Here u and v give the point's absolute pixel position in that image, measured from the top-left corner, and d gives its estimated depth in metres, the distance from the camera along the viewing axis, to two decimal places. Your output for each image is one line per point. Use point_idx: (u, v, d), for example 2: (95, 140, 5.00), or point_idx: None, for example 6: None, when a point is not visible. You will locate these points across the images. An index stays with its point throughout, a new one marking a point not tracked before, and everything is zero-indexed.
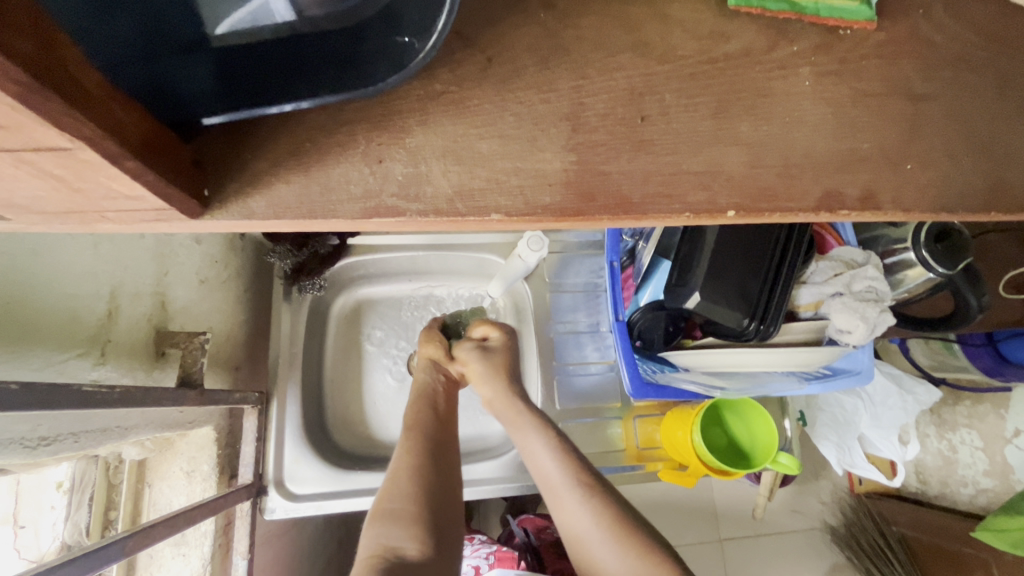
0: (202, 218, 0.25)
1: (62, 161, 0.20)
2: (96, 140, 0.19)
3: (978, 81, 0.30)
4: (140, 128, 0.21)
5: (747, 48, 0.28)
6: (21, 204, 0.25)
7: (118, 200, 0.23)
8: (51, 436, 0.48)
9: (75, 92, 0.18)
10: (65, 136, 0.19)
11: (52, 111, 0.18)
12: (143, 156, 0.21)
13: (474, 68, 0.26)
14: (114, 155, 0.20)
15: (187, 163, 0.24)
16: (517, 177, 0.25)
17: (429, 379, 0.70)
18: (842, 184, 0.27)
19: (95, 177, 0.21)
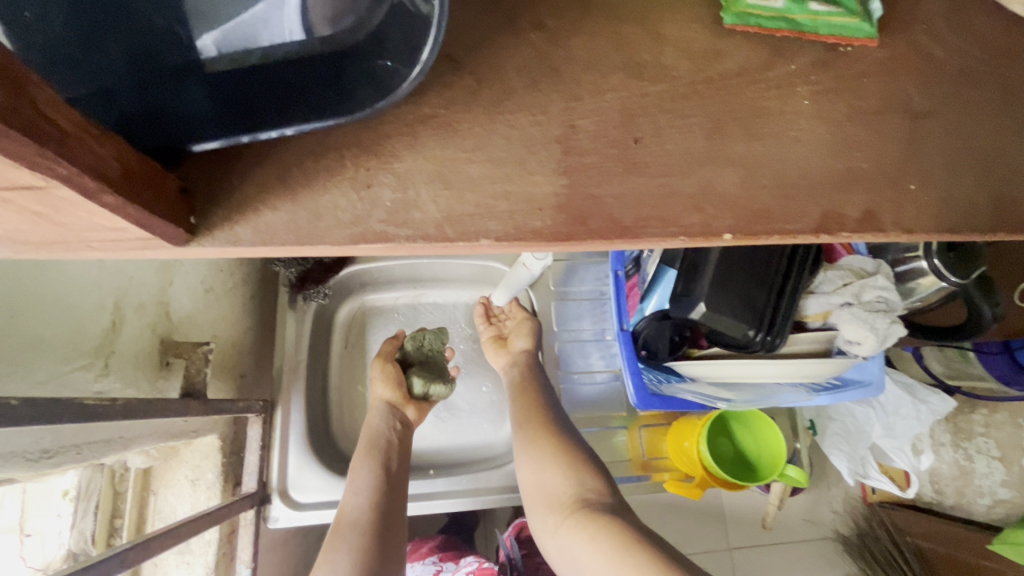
0: (190, 245, 0.25)
1: (42, 198, 0.20)
2: (73, 177, 0.19)
3: (984, 96, 0.29)
4: (122, 162, 0.21)
5: (743, 67, 0.27)
6: (8, 233, 0.25)
7: (102, 230, 0.23)
8: (53, 449, 0.48)
9: (45, 133, 0.18)
10: (40, 173, 0.18)
11: (24, 151, 0.17)
12: (124, 190, 0.21)
13: (463, 90, 0.26)
14: (93, 190, 0.20)
15: (174, 192, 0.24)
16: (507, 201, 0.25)
17: (381, 423, 0.77)
18: (841, 205, 0.26)
19: (77, 211, 0.21)
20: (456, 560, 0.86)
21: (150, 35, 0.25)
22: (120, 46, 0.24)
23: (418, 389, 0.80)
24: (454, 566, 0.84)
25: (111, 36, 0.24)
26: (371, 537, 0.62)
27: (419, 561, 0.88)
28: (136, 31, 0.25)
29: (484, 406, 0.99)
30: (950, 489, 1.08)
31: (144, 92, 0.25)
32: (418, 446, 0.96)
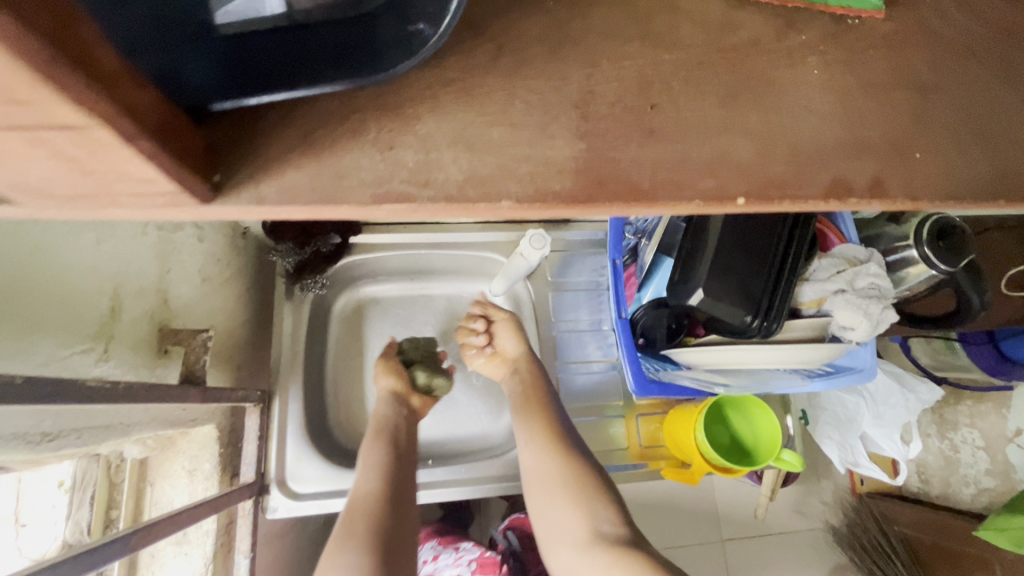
0: (214, 205, 0.25)
1: (78, 140, 0.20)
2: (111, 117, 0.19)
3: (984, 70, 0.30)
4: (155, 111, 0.21)
5: (755, 37, 0.28)
6: (31, 187, 0.24)
7: (130, 182, 0.23)
8: (54, 432, 0.47)
9: (84, 65, 0.18)
10: (81, 110, 0.18)
11: (68, 84, 0.18)
12: (155, 135, 0.21)
13: (483, 58, 0.26)
14: (130, 135, 0.20)
15: (198, 148, 0.24)
16: (527, 164, 0.25)
17: (388, 413, 0.76)
18: (850, 172, 0.27)
19: (112, 157, 0.21)
20: (455, 546, 0.86)
21: None
22: None
23: (422, 381, 0.82)
24: (453, 551, 0.85)
25: None
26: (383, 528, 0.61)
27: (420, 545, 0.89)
28: None
29: (482, 397, 0.99)
30: (935, 478, 1.10)
31: (164, 48, 0.24)
32: (418, 438, 0.96)
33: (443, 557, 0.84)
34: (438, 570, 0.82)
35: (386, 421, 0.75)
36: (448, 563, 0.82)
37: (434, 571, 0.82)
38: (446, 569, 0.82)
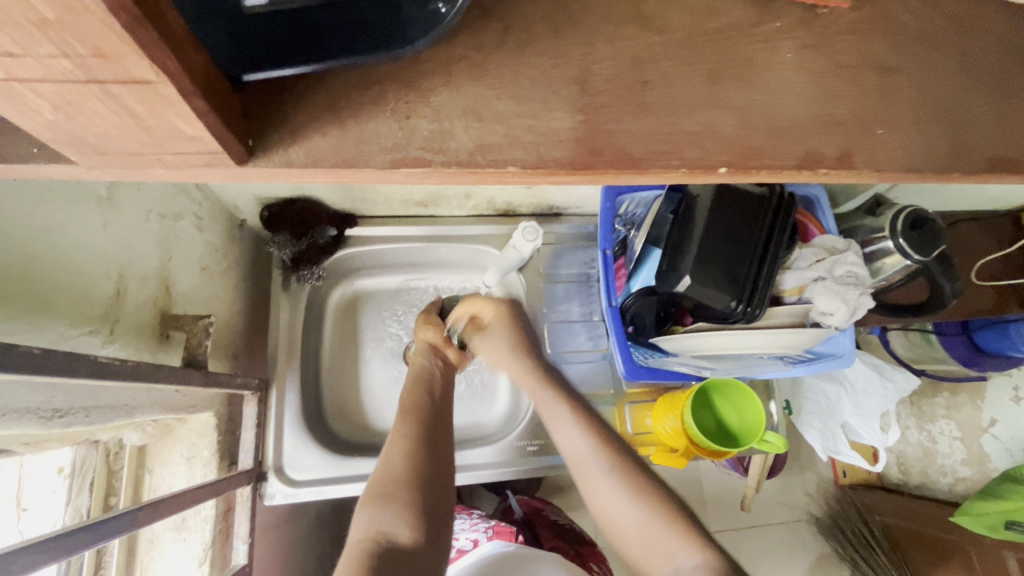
0: (248, 165, 0.27)
1: (142, 94, 0.22)
2: (177, 75, 0.21)
3: (941, 56, 0.33)
4: (205, 70, 0.23)
5: (736, 23, 0.31)
6: (88, 145, 0.27)
7: (178, 139, 0.25)
8: (63, 408, 0.49)
9: (160, 24, 0.20)
10: (155, 67, 0.20)
11: (148, 41, 0.19)
12: (206, 95, 0.23)
13: (490, 37, 0.29)
14: (188, 91, 0.22)
15: (238, 113, 0.26)
16: (531, 134, 0.28)
17: (425, 363, 0.79)
18: (821, 145, 0.30)
19: (166, 113, 0.23)
20: (469, 513, 0.90)
21: None
22: None
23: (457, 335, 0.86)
24: (467, 517, 0.89)
25: None
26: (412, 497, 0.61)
27: None
28: None
29: (476, 388, 1.01)
30: (915, 470, 1.15)
31: (200, 25, 0.27)
32: None
33: (459, 522, 0.88)
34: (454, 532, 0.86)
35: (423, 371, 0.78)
36: (464, 527, 0.86)
37: None
38: (463, 532, 0.85)
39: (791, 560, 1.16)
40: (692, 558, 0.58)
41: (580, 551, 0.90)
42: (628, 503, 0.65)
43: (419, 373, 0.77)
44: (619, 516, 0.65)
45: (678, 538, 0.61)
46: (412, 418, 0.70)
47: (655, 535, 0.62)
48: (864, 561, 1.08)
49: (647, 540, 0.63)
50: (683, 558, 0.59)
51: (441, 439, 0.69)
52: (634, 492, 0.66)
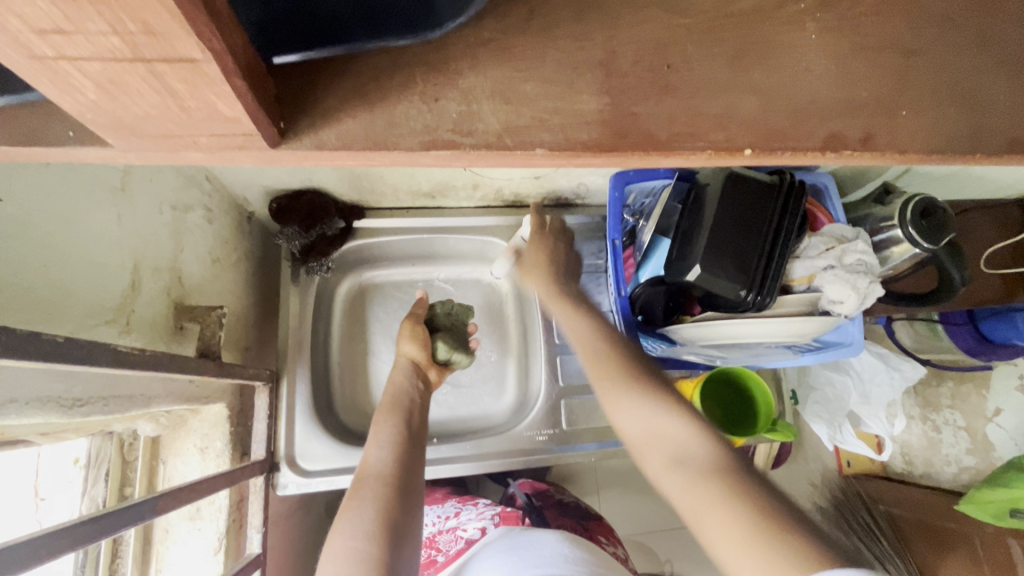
0: (280, 148, 0.27)
1: (187, 75, 0.22)
2: (221, 54, 0.21)
3: (959, 37, 0.32)
4: (245, 52, 0.23)
5: (759, 4, 0.31)
6: (122, 128, 0.27)
7: (214, 121, 0.25)
8: (84, 397, 0.50)
9: (211, 3, 0.20)
10: (202, 47, 0.20)
11: (197, 20, 0.19)
12: (245, 75, 0.23)
13: (515, 20, 0.29)
14: (230, 72, 0.22)
15: (271, 96, 0.26)
16: (557, 116, 0.28)
17: (404, 382, 0.78)
18: (843, 127, 0.30)
19: (208, 93, 0.23)
20: (475, 504, 0.91)
21: None
22: None
23: (443, 355, 0.82)
24: (473, 508, 0.90)
25: None
26: (383, 539, 0.57)
27: (438, 505, 0.94)
28: None
29: (482, 378, 1.02)
30: (919, 459, 1.15)
31: None
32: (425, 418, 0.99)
33: (465, 513, 0.89)
34: (460, 523, 0.86)
35: (402, 392, 0.77)
36: (471, 518, 0.87)
37: (458, 525, 0.86)
38: (469, 523, 0.86)
39: None
40: (695, 449, 0.52)
41: (586, 526, 0.91)
42: (638, 403, 0.59)
43: (397, 397, 0.75)
44: (627, 416, 0.59)
45: (683, 425, 0.55)
46: (387, 447, 0.68)
47: (662, 430, 0.56)
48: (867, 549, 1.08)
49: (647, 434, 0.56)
50: (686, 449, 0.53)
51: (412, 475, 0.66)
52: (637, 389, 0.60)
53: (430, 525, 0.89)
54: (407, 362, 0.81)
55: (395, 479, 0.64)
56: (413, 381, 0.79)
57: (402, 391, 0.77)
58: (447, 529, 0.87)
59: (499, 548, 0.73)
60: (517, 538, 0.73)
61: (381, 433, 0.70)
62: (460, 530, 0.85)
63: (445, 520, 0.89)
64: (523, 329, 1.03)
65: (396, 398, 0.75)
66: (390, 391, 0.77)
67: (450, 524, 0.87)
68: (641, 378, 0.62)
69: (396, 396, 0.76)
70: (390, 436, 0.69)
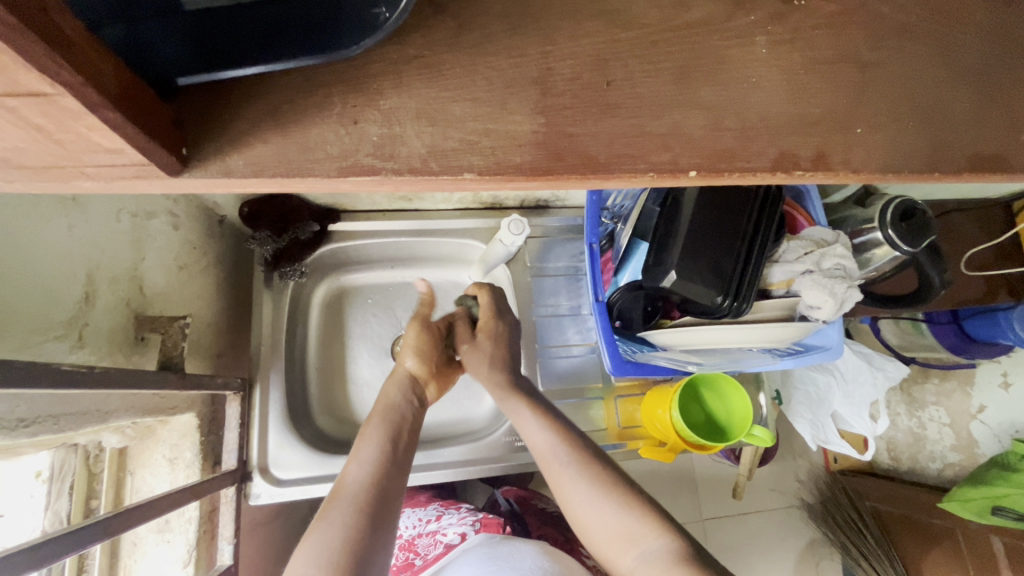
0: (182, 176, 0.26)
1: (47, 108, 0.21)
2: (77, 86, 0.20)
3: (920, 49, 0.31)
4: (120, 79, 0.22)
5: (706, 17, 0.29)
6: (7, 156, 0.25)
7: (100, 152, 0.24)
8: (30, 418, 0.48)
9: (51, 34, 0.19)
10: (48, 80, 0.19)
11: (37, 53, 0.18)
12: (123, 106, 0.22)
13: (445, 34, 0.27)
14: (96, 104, 0.21)
15: (167, 122, 0.25)
16: (488, 138, 0.26)
17: (400, 399, 0.75)
18: (794, 145, 0.28)
19: (78, 126, 0.22)
20: (457, 508, 0.90)
21: None
22: None
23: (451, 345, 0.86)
24: (455, 512, 0.89)
25: None
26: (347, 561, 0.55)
27: (421, 507, 0.93)
28: None
29: (463, 383, 1.00)
30: (905, 455, 1.16)
31: (126, 27, 0.25)
32: None
33: (446, 517, 0.87)
34: (441, 527, 0.85)
35: (393, 408, 0.74)
36: (452, 522, 0.86)
37: (438, 529, 0.85)
38: (450, 527, 0.84)
39: (779, 548, 1.15)
40: (660, 544, 0.56)
41: (569, 538, 0.90)
42: (542, 429, 0.70)
43: (387, 414, 0.72)
44: (589, 518, 0.62)
45: (643, 521, 0.59)
46: (371, 461, 0.66)
47: (627, 529, 0.59)
48: (855, 548, 1.09)
49: (613, 537, 0.60)
50: (651, 545, 0.57)
51: (390, 495, 0.63)
52: (597, 488, 0.63)
53: (410, 528, 0.88)
54: (405, 376, 0.79)
55: (370, 507, 0.61)
56: (409, 398, 0.76)
57: (394, 407, 0.74)
58: (427, 532, 0.85)
59: (478, 556, 0.72)
60: (497, 547, 0.72)
61: (364, 452, 0.67)
62: (440, 534, 0.84)
63: (426, 523, 0.88)
64: None
65: (385, 415, 0.72)
66: (382, 403, 0.75)
67: (429, 528, 0.86)
68: (596, 471, 0.65)
69: (387, 412, 0.73)
70: (373, 456, 0.66)
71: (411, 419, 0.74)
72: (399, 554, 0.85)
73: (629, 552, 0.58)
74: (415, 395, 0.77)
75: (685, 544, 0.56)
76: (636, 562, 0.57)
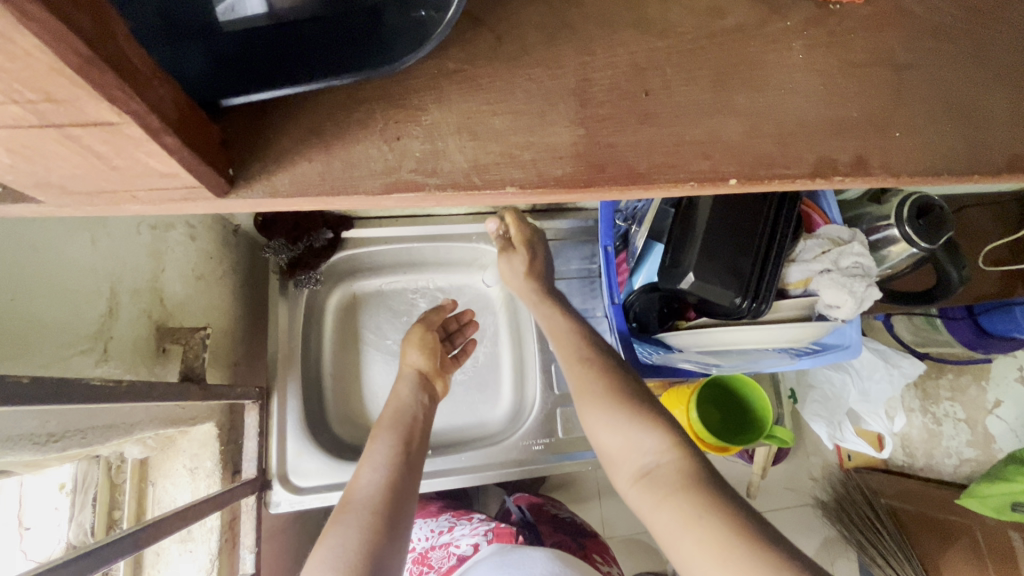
0: (229, 196, 0.26)
1: (108, 135, 0.21)
2: (142, 114, 0.20)
3: (955, 50, 0.31)
4: (179, 104, 0.22)
5: (742, 23, 0.29)
6: (57, 184, 0.25)
7: (153, 176, 0.24)
8: (59, 432, 0.48)
9: (124, 66, 0.19)
10: (116, 109, 0.19)
11: (106, 84, 0.18)
12: (182, 133, 0.22)
13: (482, 47, 0.27)
14: (157, 131, 0.21)
15: (216, 142, 0.25)
16: (529, 151, 0.26)
17: (412, 397, 0.80)
18: (834, 150, 0.28)
19: (136, 152, 0.22)
20: (469, 518, 0.90)
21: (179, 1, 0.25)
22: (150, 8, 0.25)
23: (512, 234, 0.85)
24: (467, 522, 0.89)
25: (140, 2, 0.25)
26: (369, 545, 0.58)
27: (432, 517, 0.93)
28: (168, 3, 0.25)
29: (478, 387, 1.00)
30: (920, 452, 1.14)
31: (169, 48, 0.25)
32: None
33: (459, 528, 0.87)
34: (454, 539, 0.85)
35: (406, 405, 0.78)
36: (464, 533, 0.86)
37: (451, 541, 0.85)
38: (463, 538, 0.85)
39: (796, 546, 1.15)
40: (665, 461, 0.53)
41: (581, 543, 0.91)
42: (602, 403, 0.61)
43: (400, 408, 0.78)
44: (601, 430, 0.60)
45: (652, 435, 0.55)
46: (388, 453, 0.69)
47: (633, 442, 0.56)
48: (870, 546, 1.09)
49: (621, 449, 0.57)
50: (656, 462, 0.53)
51: (406, 486, 0.66)
52: (610, 401, 0.60)
53: (423, 539, 0.88)
54: (414, 373, 0.83)
55: (386, 500, 0.63)
56: (419, 396, 0.80)
57: (405, 406, 0.79)
58: (441, 544, 0.85)
59: (487, 568, 0.72)
60: (507, 555, 0.73)
61: (378, 452, 0.70)
62: (454, 546, 0.84)
63: (439, 534, 0.87)
64: (516, 335, 1.02)
65: (398, 412, 0.76)
66: (393, 405, 0.79)
67: (443, 539, 0.86)
68: (616, 385, 0.62)
69: (400, 414, 0.77)
70: (385, 457, 0.68)
71: (421, 419, 0.77)
72: (413, 568, 0.85)
73: (637, 467, 0.55)
74: (424, 393, 0.81)
75: (690, 463, 0.52)
76: (638, 480, 0.54)
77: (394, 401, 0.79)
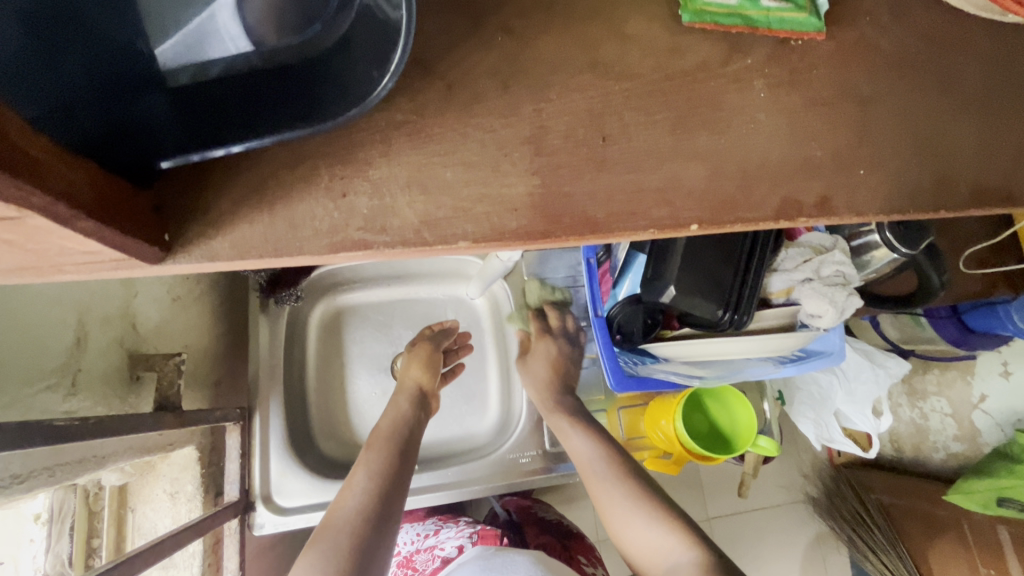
0: (165, 263, 0.26)
1: (14, 228, 0.21)
2: (47, 208, 0.20)
3: (921, 84, 0.31)
4: (96, 187, 0.22)
5: (702, 63, 0.29)
6: None
7: (77, 254, 0.24)
8: (24, 473, 0.47)
9: (17, 162, 0.19)
10: (12, 207, 0.19)
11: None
12: (101, 216, 0.22)
13: (435, 97, 0.27)
14: (67, 219, 0.21)
15: (145, 211, 0.25)
16: (482, 203, 0.26)
17: (409, 410, 0.79)
18: (797, 191, 0.28)
19: (49, 239, 0.22)
20: (455, 521, 0.90)
21: (108, 49, 0.24)
22: (78, 61, 0.24)
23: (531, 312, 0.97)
24: (454, 525, 0.89)
25: (71, 53, 0.23)
26: (355, 549, 0.58)
27: (420, 523, 0.93)
28: (95, 47, 0.24)
29: (463, 400, 0.99)
30: (908, 445, 1.16)
31: None
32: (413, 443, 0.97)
33: (444, 531, 0.87)
34: (438, 542, 0.85)
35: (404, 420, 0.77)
36: (450, 536, 0.85)
37: (436, 544, 0.84)
38: (448, 541, 0.84)
39: (789, 543, 1.15)
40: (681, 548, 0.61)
41: (567, 545, 0.91)
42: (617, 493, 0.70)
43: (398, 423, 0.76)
44: (622, 518, 0.68)
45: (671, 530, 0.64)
46: (383, 462, 0.69)
47: (651, 532, 0.64)
48: (862, 543, 1.08)
49: (637, 536, 0.65)
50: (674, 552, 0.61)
51: (397, 495, 0.66)
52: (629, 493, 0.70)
53: (408, 544, 0.88)
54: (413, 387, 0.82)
55: (376, 507, 0.63)
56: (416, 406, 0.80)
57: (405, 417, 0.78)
58: (426, 547, 0.85)
59: (472, 570, 0.72)
60: (492, 559, 0.72)
61: (372, 459, 0.69)
62: (438, 549, 0.83)
63: (425, 538, 0.87)
64: (504, 347, 1.01)
65: (396, 424, 0.75)
66: (392, 418, 0.77)
67: (428, 542, 0.86)
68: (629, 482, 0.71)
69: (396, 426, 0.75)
70: (379, 465, 0.67)
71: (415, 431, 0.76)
72: (398, 572, 0.85)
73: (660, 565, 0.61)
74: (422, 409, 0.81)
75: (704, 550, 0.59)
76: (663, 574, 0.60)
77: (392, 414, 0.78)
